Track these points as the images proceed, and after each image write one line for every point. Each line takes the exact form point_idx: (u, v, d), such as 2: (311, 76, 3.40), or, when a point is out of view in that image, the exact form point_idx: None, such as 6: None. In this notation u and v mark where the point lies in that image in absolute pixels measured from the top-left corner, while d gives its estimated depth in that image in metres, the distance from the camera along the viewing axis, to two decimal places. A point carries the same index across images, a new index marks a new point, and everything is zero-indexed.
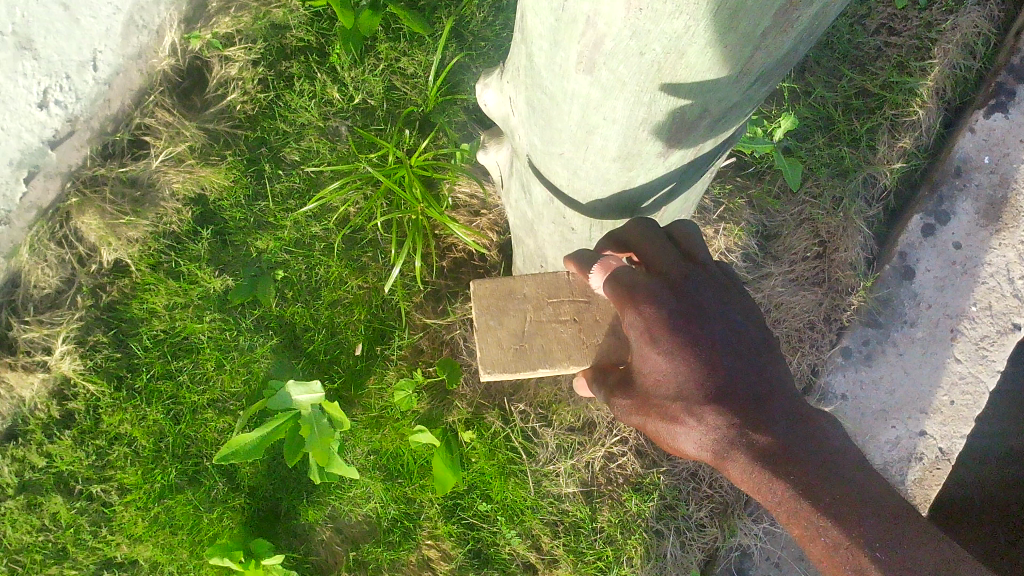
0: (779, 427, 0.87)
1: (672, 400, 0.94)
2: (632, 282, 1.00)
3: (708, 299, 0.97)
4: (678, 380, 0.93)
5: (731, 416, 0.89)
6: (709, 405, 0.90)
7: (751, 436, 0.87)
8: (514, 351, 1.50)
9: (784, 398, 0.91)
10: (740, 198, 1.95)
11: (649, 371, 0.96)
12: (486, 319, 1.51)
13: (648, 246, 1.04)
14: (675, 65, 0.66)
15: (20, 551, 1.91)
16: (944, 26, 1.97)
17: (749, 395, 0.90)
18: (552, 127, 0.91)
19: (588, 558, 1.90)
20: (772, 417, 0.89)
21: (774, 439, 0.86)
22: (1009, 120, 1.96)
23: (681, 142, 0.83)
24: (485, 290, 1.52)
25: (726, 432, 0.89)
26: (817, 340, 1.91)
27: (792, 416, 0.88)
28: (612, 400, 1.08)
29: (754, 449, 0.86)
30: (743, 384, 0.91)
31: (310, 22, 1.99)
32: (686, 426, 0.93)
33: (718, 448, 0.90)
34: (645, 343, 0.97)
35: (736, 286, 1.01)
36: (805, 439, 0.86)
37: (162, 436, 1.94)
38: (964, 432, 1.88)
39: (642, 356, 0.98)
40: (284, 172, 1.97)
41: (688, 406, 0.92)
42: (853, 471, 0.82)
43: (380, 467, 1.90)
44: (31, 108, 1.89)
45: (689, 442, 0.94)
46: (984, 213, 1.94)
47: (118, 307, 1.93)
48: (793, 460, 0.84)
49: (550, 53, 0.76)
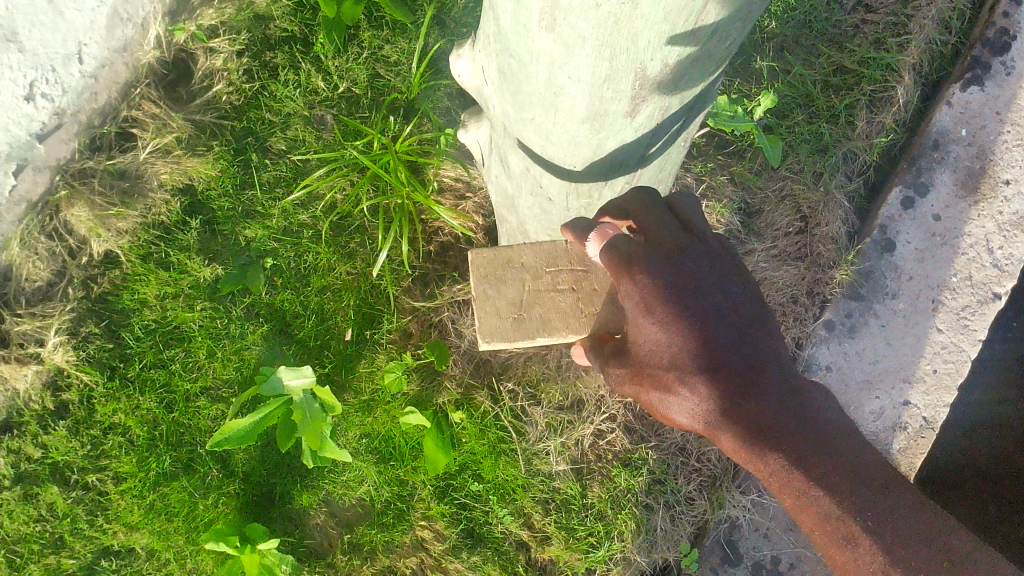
0: (772, 398, 0.90)
1: (665, 370, 0.96)
2: (628, 254, 1.00)
3: (704, 272, 0.97)
4: (672, 350, 0.95)
5: (723, 385, 0.92)
6: (701, 375, 0.93)
7: (743, 405, 0.90)
8: (512, 321, 1.52)
9: (777, 368, 0.93)
10: (722, 175, 1.97)
11: (644, 342, 0.98)
12: (484, 288, 1.53)
13: (645, 217, 1.05)
14: (632, 16, 0.68)
15: (19, 542, 1.93)
16: (920, 2, 2.00)
17: (741, 364, 0.92)
18: (521, 92, 0.94)
19: (579, 534, 1.92)
20: (765, 388, 0.91)
21: (764, 409, 0.89)
22: (985, 93, 1.98)
23: (645, 100, 0.86)
24: (484, 260, 1.54)
25: (718, 401, 0.91)
26: (800, 313, 1.94)
27: (784, 386, 0.91)
28: (606, 370, 1.10)
29: (747, 419, 0.89)
30: (736, 354, 0.93)
31: (293, 12, 2.01)
32: (679, 396, 0.95)
33: (710, 417, 0.92)
34: (641, 315, 0.98)
35: (733, 262, 1.02)
36: (796, 410, 0.88)
37: (155, 424, 1.96)
38: (947, 401, 1.92)
39: (637, 326, 0.99)
40: (271, 161, 2.00)
41: (681, 375, 0.94)
42: (845, 443, 0.85)
43: (373, 450, 1.93)
44: (18, 101, 1.90)
45: (681, 413, 0.96)
46: (962, 185, 1.97)
47: (110, 298, 1.95)
48: (783, 430, 0.86)
49: (515, 13, 0.78)
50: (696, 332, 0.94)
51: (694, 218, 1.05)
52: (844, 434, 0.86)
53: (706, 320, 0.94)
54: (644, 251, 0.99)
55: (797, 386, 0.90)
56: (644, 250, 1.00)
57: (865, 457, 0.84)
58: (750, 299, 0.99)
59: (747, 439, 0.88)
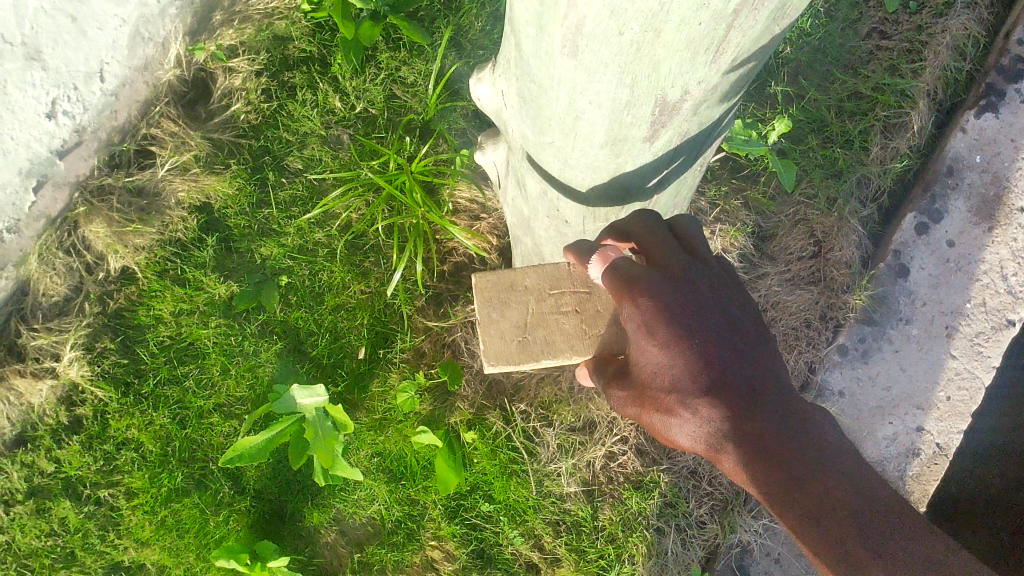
0: (773, 421, 0.87)
1: (667, 392, 0.94)
2: (631, 275, 0.99)
3: (706, 294, 0.96)
4: (674, 372, 0.93)
5: (725, 406, 0.89)
6: (703, 397, 0.90)
7: (744, 426, 0.87)
8: (516, 343, 1.53)
9: (779, 391, 0.91)
10: (735, 200, 1.98)
11: (645, 363, 0.96)
12: (488, 312, 1.54)
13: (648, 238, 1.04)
14: (654, 44, 0.69)
15: (30, 556, 1.94)
16: (935, 29, 2.01)
17: (743, 387, 0.90)
18: (541, 116, 0.95)
19: (590, 556, 1.92)
20: (767, 411, 0.88)
21: (766, 431, 0.86)
22: (1000, 120, 1.99)
23: (665, 126, 0.86)
24: (488, 284, 1.55)
25: (719, 423, 0.89)
26: (813, 338, 1.94)
27: (785, 409, 0.88)
28: (609, 392, 1.08)
29: (747, 441, 0.86)
30: (738, 377, 0.91)
31: (312, 33, 2.03)
32: (680, 418, 0.93)
33: (711, 440, 0.90)
34: (643, 336, 0.96)
35: (735, 284, 1.01)
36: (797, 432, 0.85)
37: (168, 440, 1.97)
38: (961, 427, 1.91)
39: (638, 348, 0.97)
40: (287, 180, 2.01)
41: (683, 397, 0.92)
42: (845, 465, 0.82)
43: (384, 469, 1.93)
44: (39, 118, 1.90)
45: (682, 435, 0.94)
46: (977, 211, 1.97)
47: (125, 314, 1.97)
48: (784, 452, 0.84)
49: (537, 39, 0.79)
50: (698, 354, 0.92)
51: (697, 240, 1.04)
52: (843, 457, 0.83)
53: (708, 342, 0.92)
54: (646, 273, 0.98)
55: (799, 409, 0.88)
56: (648, 272, 0.99)
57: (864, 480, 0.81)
58: (750, 322, 0.97)
59: (749, 462, 0.85)
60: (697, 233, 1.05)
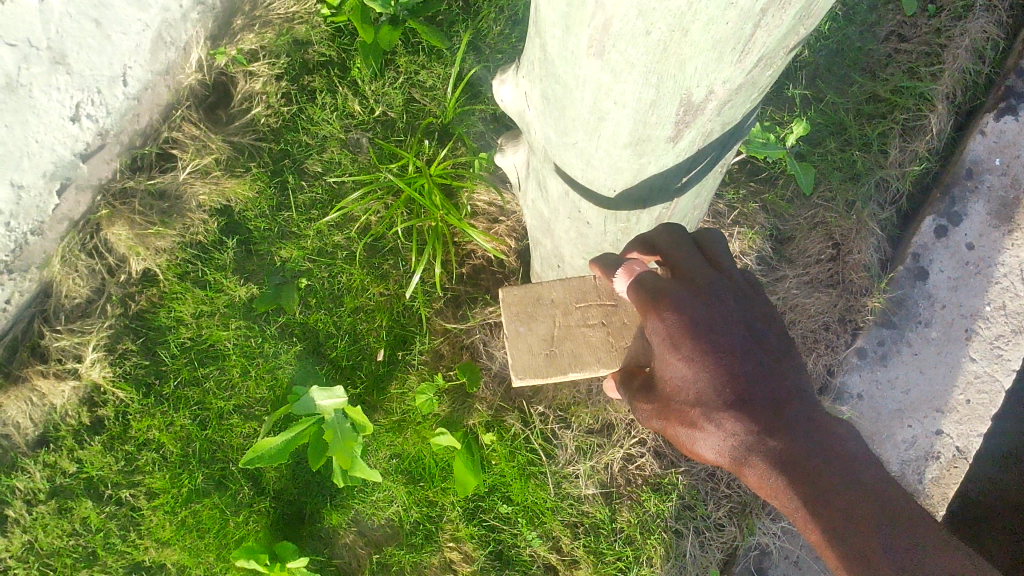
0: (798, 435, 0.87)
1: (691, 406, 0.94)
2: (655, 287, 1.00)
3: (731, 309, 0.96)
4: (698, 386, 0.93)
5: (750, 420, 0.89)
6: (728, 411, 0.90)
7: (769, 441, 0.87)
8: (544, 356, 1.53)
9: (803, 404, 0.90)
10: (753, 203, 1.99)
11: (669, 377, 0.96)
12: (516, 326, 1.55)
13: (673, 252, 1.05)
14: (680, 44, 0.70)
15: (52, 555, 1.96)
16: (954, 32, 2.01)
17: (767, 401, 0.90)
18: (565, 117, 0.96)
19: (608, 559, 1.92)
20: (792, 424, 0.88)
21: (791, 446, 0.86)
22: (1019, 122, 1.99)
23: (689, 126, 0.87)
24: (514, 298, 1.55)
25: (744, 437, 0.89)
26: (833, 340, 1.93)
27: (810, 423, 0.88)
28: (634, 404, 1.08)
29: (772, 454, 0.86)
30: (762, 390, 0.91)
31: (332, 38, 2.05)
32: (704, 432, 0.93)
33: (736, 454, 0.90)
34: (667, 350, 0.96)
35: (760, 298, 1.01)
36: (822, 446, 0.85)
37: (189, 441, 1.98)
38: (981, 431, 1.90)
39: (662, 362, 0.97)
40: (307, 183, 2.03)
41: (707, 410, 0.92)
42: (870, 477, 0.82)
43: (402, 471, 1.94)
44: (64, 121, 1.90)
45: (707, 448, 0.94)
46: (996, 214, 1.97)
47: (147, 316, 1.99)
48: (809, 466, 0.83)
49: (562, 40, 0.80)
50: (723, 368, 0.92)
51: (722, 253, 1.05)
52: (868, 468, 0.83)
53: (732, 356, 0.92)
54: (670, 286, 0.98)
55: (823, 422, 0.88)
56: (672, 285, 0.99)
57: (890, 493, 0.80)
58: (775, 336, 0.97)
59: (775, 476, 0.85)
60: (721, 247, 1.05)
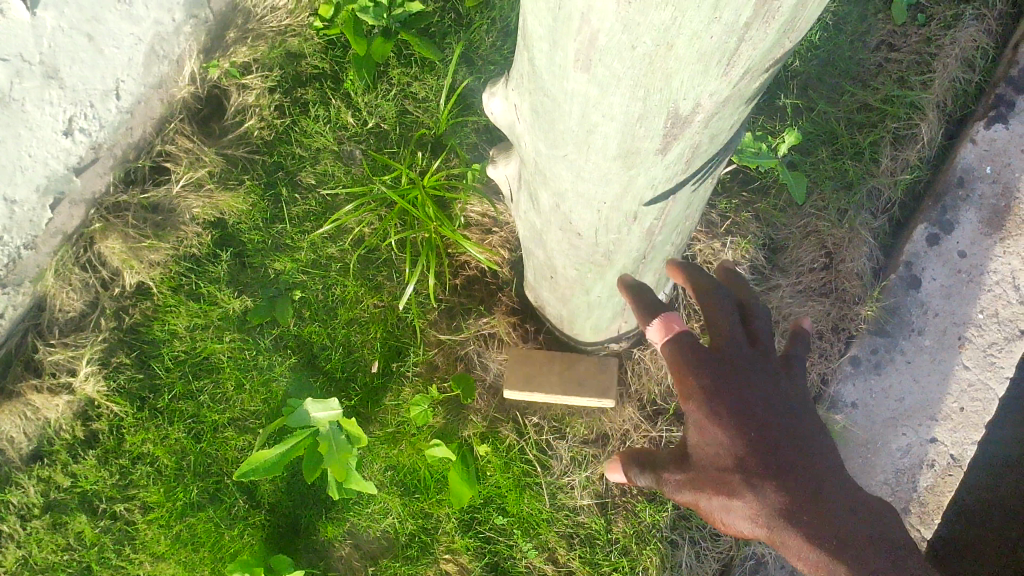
0: (828, 504, 1.02)
1: (728, 472, 1.06)
2: (699, 360, 1.13)
3: (769, 389, 1.10)
4: (736, 456, 1.06)
5: (785, 494, 1.02)
6: (764, 478, 1.03)
7: (797, 512, 1.01)
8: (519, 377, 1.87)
9: (831, 478, 1.05)
10: (746, 212, 1.99)
11: (708, 445, 1.09)
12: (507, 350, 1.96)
13: (713, 324, 1.18)
14: (666, 58, 0.70)
15: (47, 570, 1.97)
16: (943, 41, 2.02)
17: (801, 477, 1.03)
18: (554, 129, 0.96)
19: (603, 569, 1.93)
20: (823, 495, 1.02)
21: (819, 516, 1.00)
22: (1010, 131, 1.99)
23: (677, 138, 0.87)
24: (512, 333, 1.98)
25: (778, 505, 1.02)
26: (827, 349, 1.93)
27: (839, 501, 1.02)
28: (661, 468, 1.19)
29: (803, 522, 1.00)
30: (794, 463, 1.05)
31: (325, 50, 2.05)
32: (737, 499, 1.05)
33: (769, 523, 1.02)
34: (707, 421, 1.09)
35: (789, 378, 1.15)
36: (845, 513, 1.01)
37: (183, 454, 1.98)
38: (974, 438, 1.91)
39: (700, 430, 1.10)
40: (300, 195, 2.03)
41: (744, 478, 1.04)
42: (886, 549, 0.99)
43: (397, 483, 1.94)
44: (56, 136, 1.88)
45: (738, 514, 1.06)
46: (988, 222, 1.97)
47: (141, 329, 1.98)
48: (841, 538, 0.98)
49: (550, 54, 0.81)
50: (756, 446, 1.05)
51: (758, 329, 1.18)
52: (887, 545, 0.99)
53: (768, 431, 1.06)
54: (715, 363, 1.12)
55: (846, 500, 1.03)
56: (716, 361, 1.13)
57: (905, 563, 0.98)
58: (804, 413, 1.12)
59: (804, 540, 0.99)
60: (759, 320, 1.19)
